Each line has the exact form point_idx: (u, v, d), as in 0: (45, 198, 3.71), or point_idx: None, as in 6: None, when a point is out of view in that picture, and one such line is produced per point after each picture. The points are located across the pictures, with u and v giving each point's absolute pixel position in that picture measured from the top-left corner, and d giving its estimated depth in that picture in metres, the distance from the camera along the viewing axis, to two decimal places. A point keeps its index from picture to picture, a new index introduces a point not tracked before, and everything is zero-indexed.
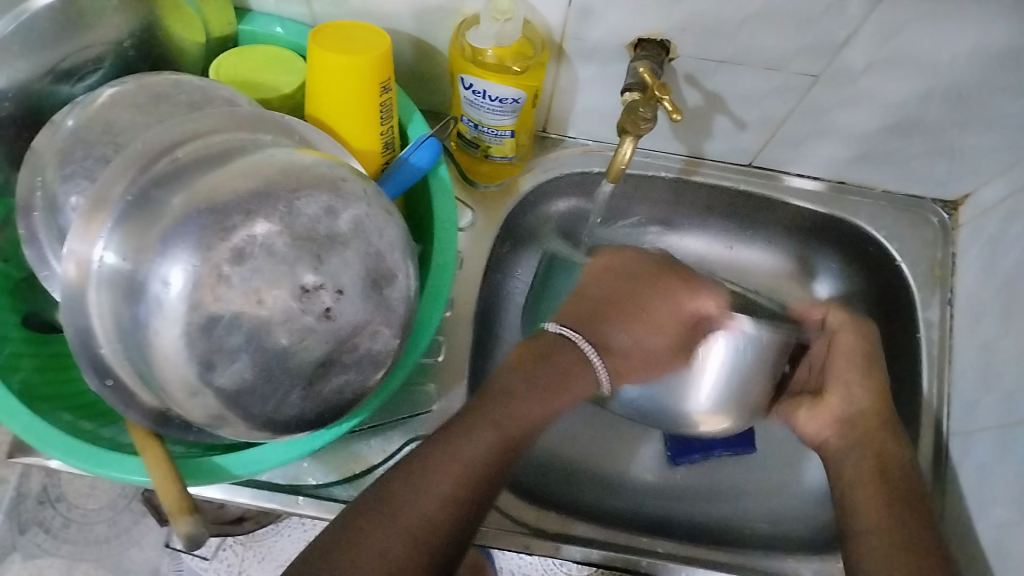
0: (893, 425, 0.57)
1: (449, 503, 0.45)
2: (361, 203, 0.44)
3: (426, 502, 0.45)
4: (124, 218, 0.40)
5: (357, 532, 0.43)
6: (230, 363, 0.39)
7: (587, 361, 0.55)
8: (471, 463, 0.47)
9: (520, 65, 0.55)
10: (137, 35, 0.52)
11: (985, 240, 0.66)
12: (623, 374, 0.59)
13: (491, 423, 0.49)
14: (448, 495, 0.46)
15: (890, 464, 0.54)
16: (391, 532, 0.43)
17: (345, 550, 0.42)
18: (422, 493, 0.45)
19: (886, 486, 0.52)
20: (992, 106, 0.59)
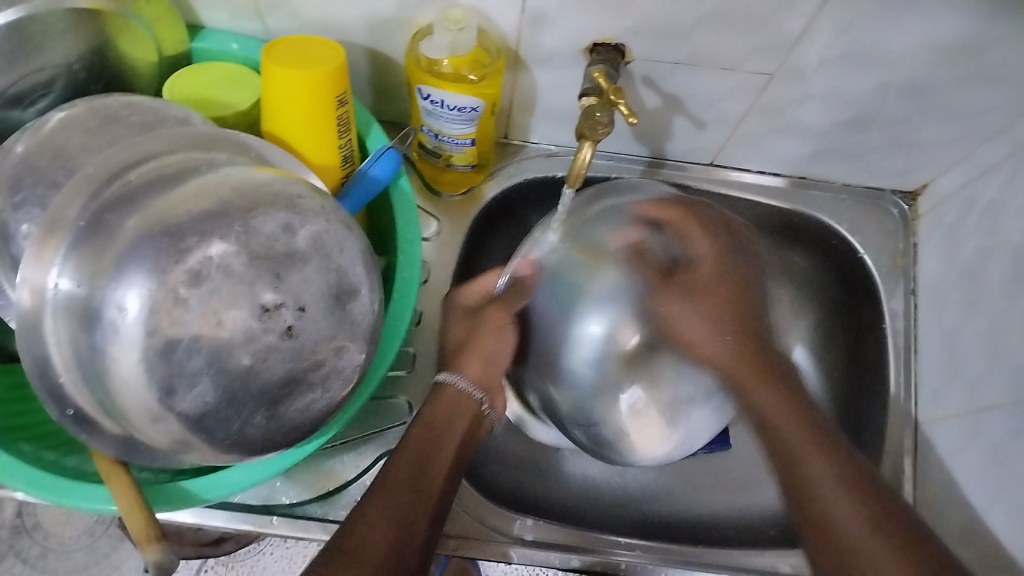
0: (769, 362, 0.54)
1: (394, 533, 0.45)
2: (320, 218, 0.43)
3: (373, 540, 0.44)
4: (77, 244, 0.40)
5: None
6: (190, 387, 0.39)
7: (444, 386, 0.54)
8: (398, 496, 0.47)
9: (476, 74, 0.55)
10: (87, 57, 0.51)
11: (944, 229, 0.67)
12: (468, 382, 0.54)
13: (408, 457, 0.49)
14: (400, 536, 0.45)
15: (773, 400, 0.52)
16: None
17: None
18: (367, 535, 0.44)
19: (798, 430, 0.49)
20: (944, 98, 0.60)
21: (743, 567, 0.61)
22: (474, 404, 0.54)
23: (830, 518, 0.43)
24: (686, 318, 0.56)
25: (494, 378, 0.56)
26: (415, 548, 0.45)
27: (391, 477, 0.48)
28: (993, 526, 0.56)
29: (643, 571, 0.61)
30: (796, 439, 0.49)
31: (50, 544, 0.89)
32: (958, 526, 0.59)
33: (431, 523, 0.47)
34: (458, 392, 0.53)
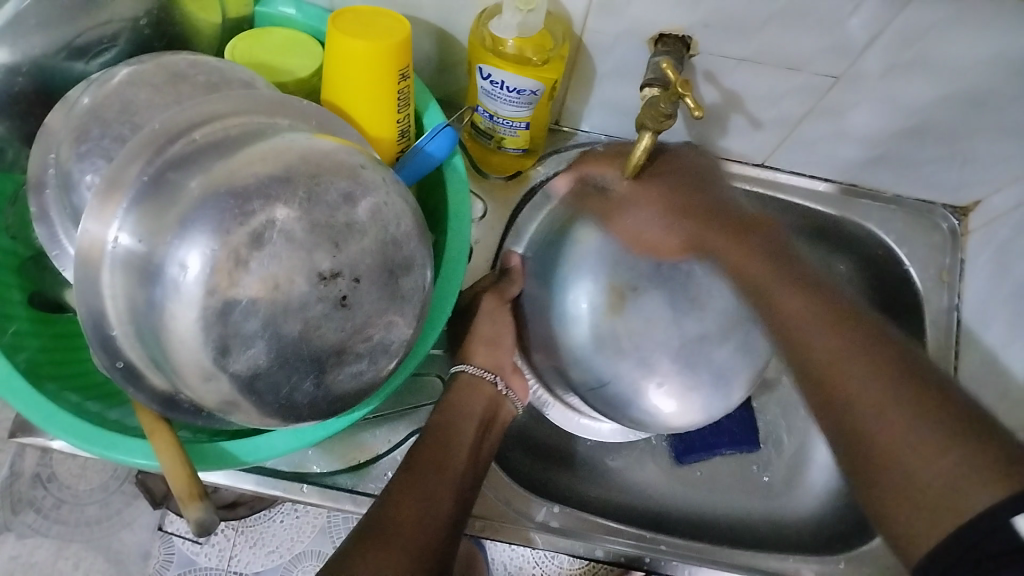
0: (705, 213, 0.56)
1: (426, 513, 0.47)
2: (381, 191, 0.43)
3: (405, 516, 0.46)
4: (140, 200, 0.40)
5: (357, 559, 0.43)
6: (245, 349, 0.39)
7: (478, 378, 0.57)
8: (430, 481, 0.49)
9: (540, 57, 0.54)
10: (155, 13, 0.51)
11: (995, 247, 0.67)
12: (486, 378, 0.58)
13: (439, 448, 0.52)
14: (427, 516, 0.47)
15: (777, 307, 0.50)
16: (386, 551, 0.43)
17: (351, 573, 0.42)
18: (400, 510, 0.46)
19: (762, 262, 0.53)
20: (1010, 115, 0.59)
21: (768, 572, 0.62)
22: (488, 385, 0.57)
23: (874, 412, 0.41)
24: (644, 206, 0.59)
25: (507, 357, 0.60)
26: (443, 528, 0.47)
27: (410, 465, 0.50)
28: None
29: (667, 567, 0.61)
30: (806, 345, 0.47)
31: (64, 495, 0.92)
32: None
33: (457, 502, 0.49)
34: (483, 386, 0.57)
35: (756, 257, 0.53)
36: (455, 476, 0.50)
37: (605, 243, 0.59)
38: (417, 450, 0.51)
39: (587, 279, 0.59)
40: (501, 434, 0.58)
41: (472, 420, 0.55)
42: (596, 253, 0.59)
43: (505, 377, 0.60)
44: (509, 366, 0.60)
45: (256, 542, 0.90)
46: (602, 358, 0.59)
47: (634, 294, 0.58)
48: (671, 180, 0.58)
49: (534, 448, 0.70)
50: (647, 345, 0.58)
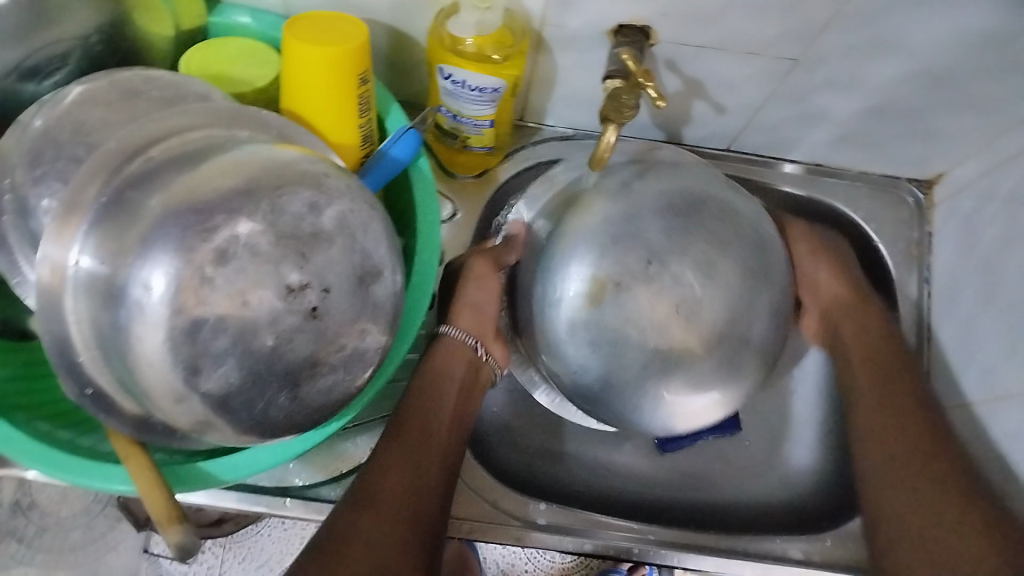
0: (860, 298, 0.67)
1: (415, 486, 0.50)
2: (345, 198, 0.43)
3: (394, 488, 0.49)
4: (99, 221, 0.39)
5: (349, 531, 0.46)
6: (216, 367, 0.38)
7: (462, 343, 0.58)
8: (418, 453, 0.52)
9: (500, 54, 0.54)
10: (104, 30, 0.50)
11: (960, 218, 0.68)
12: (470, 343, 0.59)
13: (425, 418, 0.54)
14: (417, 487, 0.50)
15: (877, 378, 0.62)
16: (377, 525, 0.47)
17: (341, 546, 0.45)
18: (390, 483, 0.49)
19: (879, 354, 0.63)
20: (969, 89, 0.60)
21: (757, 554, 0.62)
22: (469, 352, 0.59)
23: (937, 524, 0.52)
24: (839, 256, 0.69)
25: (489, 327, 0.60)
26: (432, 499, 0.50)
27: (399, 428, 0.53)
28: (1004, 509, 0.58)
29: (654, 557, 0.62)
30: (869, 403, 0.61)
31: (46, 523, 0.91)
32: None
33: (443, 466, 0.52)
34: (465, 351, 0.58)
35: (880, 334, 0.64)
36: (441, 446, 0.53)
37: (599, 232, 0.51)
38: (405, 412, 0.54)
39: (579, 265, 0.51)
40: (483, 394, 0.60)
41: (457, 384, 0.57)
42: (590, 239, 0.52)
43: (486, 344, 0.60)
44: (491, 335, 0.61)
45: (245, 557, 0.92)
46: (571, 346, 0.52)
47: (615, 287, 0.50)
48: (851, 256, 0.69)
49: (520, 447, 0.70)
50: (621, 341, 0.51)
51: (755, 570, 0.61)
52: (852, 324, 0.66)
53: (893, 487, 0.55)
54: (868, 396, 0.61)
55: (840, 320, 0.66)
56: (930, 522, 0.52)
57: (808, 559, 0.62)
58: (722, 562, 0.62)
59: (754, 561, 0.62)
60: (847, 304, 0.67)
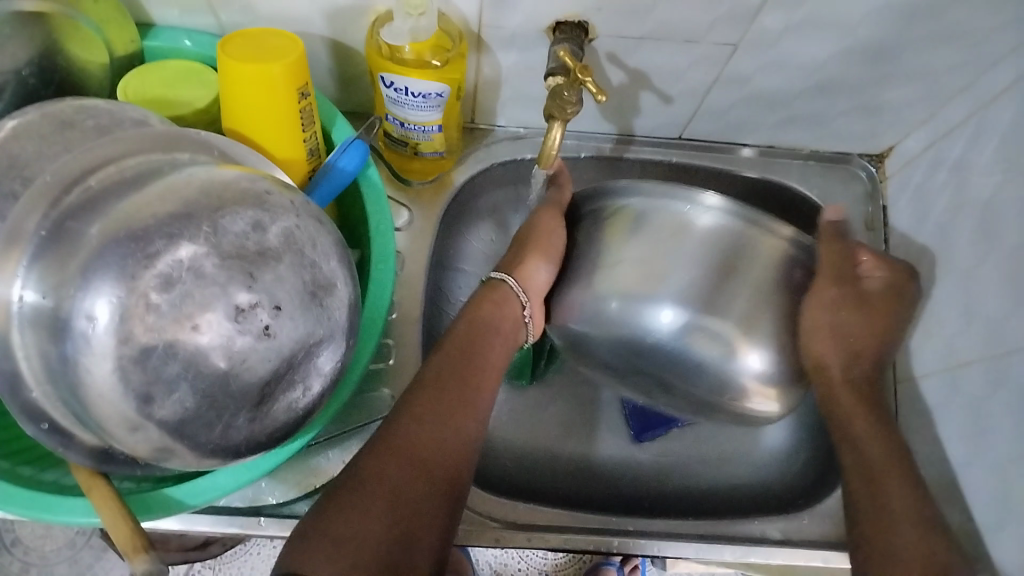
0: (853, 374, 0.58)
1: (448, 436, 0.49)
2: (290, 214, 0.42)
3: (426, 435, 0.48)
4: (41, 255, 0.39)
5: (375, 476, 0.45)
6: (169, 394, 0.38)
7: (513, 295, 0.59)
8: (451, 406, 0.50)
9: (439, 59, 0.54)
10: (36, 62, 0.50)
11: (912, 190, 0.69)
12: (518, 298, 0.59)
13: (459, 371, 0.53)
14: (450, 438, 0.49)
15: (874, 427, 0.57)
16: (404, 471, 0.46)
17: (361, 491, 0.44)
18: (423, 429, 0.48)
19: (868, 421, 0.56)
20: (906, 61, 0.61)
21: (735, 537, 0.62)
22: (518, 305, 0.59)
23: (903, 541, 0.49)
24: (859, 330, 0.59)
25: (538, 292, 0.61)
26: (464, 453, 0.49)
27: (437, 376, 0.52)
28: (972, 474, 0.58)
29: (636, 548, 0.62)
30: (860, 438, 0.56)
31: (30, 558, 0.93)
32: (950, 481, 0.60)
33: (476, 423, 0.51)
34: (517, 303, 0.59)
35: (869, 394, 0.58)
36: (476, 400, 0.52)
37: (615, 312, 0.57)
38: (442, 361, 0.53)
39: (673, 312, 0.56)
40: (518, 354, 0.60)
41: (497, 336, 0.57)
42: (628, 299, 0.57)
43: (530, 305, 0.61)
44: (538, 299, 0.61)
45: None
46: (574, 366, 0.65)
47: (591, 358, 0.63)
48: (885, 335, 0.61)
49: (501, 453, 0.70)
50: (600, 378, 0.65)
51: (735, 554, 0.62)
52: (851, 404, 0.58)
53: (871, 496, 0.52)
54: (847, 407, 0.58)
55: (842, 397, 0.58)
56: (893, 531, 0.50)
57: (787, 538, 0.63)
58: (702, 548, 0.62)
59: (733, 545, 0.62)
60: (852, 391, 0.58)
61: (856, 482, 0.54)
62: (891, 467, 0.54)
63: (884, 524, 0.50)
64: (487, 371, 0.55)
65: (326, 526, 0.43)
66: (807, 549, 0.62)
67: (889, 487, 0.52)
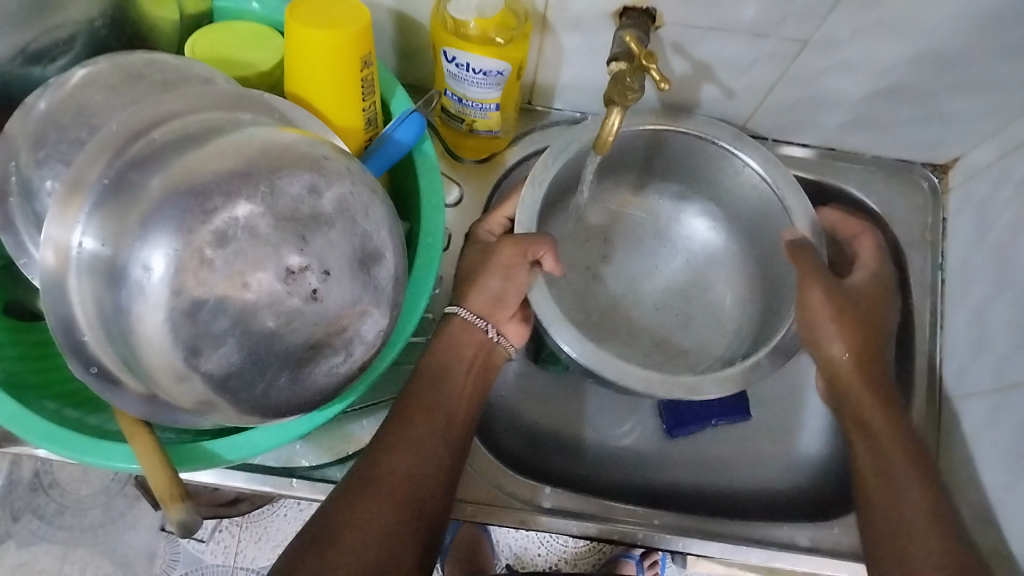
0: (851, 358, 0.60)
1: (420, 465, 0.52)
2: (345, 180, 0.43)
3: (398, 464, 0.51)
4: (102, 202, 0.39)
5: (354, 507, 0.49)
6: (216, 347, 0.39)
7: (476, 326, 0.58)
8: (425, 435, 0.53)
9: (504, 37, 0.53)
10: (110, 14, 0.51)
11: (973, 204, 0.67)
12: (471, 329, 0.58)
13: (433, 400, 0.55)
14: (423, 465, 0.52)
15: (889, 423, 0.58)
16: (379, 503, 0.49)
17: (339, 520, 0.48)
18: (395, 459, 0.52)
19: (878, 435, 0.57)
20: (981, 70, 0.59)
21: (762, 541, 0.62)
22: (477, 332, 0.58)
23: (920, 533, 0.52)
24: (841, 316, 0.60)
25: (506, 310, 0.59)
26: (436, 478, 0.52)
27: (409, 406, 0.54)
28: (1015, 500, 0.57)
29: (659, 542, 0.62)
30: (870, 414, 0.58)
31: (65, 501, 0.97)
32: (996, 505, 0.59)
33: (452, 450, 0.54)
34: (476, 331, 0.58)
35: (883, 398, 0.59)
36: (448, 425, 0.55)
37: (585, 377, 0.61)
38: (421, 390, 0.55)
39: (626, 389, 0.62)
40: (491, 376, 0.60)
41: (462, 365, 0.58)
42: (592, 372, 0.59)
43: (498, 324, 0.60)
44: (507, 315, 0.60)
45: (261, 537, 0.97)
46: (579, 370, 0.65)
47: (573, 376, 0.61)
48: (881, 319, 0.62)
49: (532, 436, 0.70)
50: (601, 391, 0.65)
51: (761, 558, 0.61)
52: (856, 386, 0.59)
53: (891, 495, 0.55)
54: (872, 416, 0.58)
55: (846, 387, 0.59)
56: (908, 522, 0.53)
57: (816, 546, 0.62)
58: (728, 548, 0.61)
59: (761, 549, 0.61)
60: (874, 391, 0.59)
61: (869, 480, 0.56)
62: (908, 468, 0.56)
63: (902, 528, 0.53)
64: (461, 399, 0.56)
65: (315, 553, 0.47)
66: (836, 560, 0.61)
67: (904, 487, 0.55)
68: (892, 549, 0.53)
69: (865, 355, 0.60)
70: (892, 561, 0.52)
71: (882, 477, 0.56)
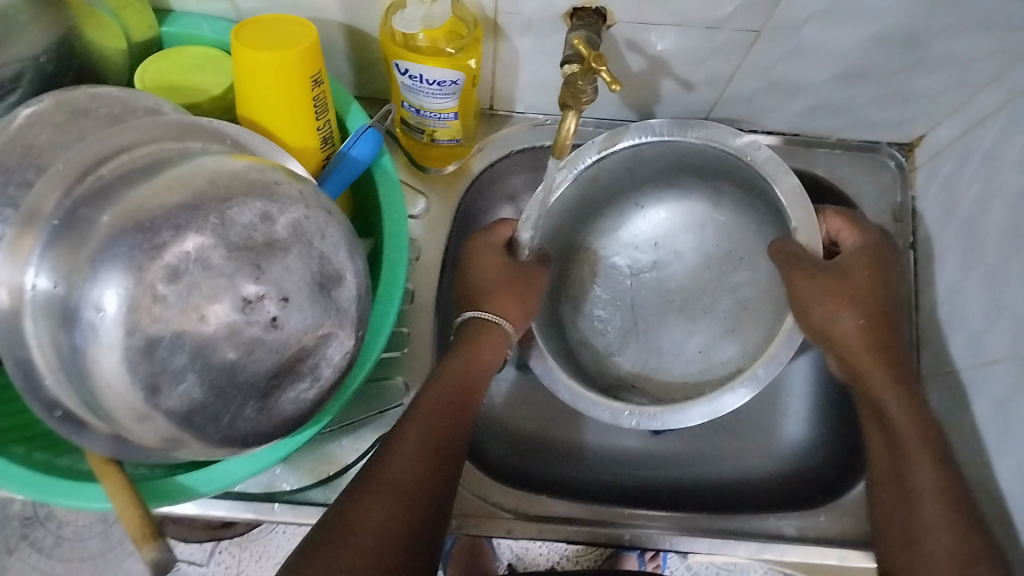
0: (874, 352, 0.58)
1: (427, 465, 0.48)
2: (299, 204, 0.42)
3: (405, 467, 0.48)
4: (52, 243, 0.39)
5: (356, 510, 0.45)
6: (176, 384, 0.38)
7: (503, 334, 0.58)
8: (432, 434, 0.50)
9: (454, 46, 0.53)
10: (54, 48, 0.50)
11: (941, 181, 0.67)
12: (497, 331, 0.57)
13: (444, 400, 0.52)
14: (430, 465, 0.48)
15: (907, 405, 0.56)
16: (384, 504, 0.45)
17: (343, 524, 0.44)
18: (401, 459, 0.48)
19: (903, 418, 0.56)
20: (938, 48, 0.59)
21: (749, 533, 0.61)
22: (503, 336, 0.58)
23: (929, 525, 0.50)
24: (841, 309, 0.58)
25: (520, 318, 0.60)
26: (443, 479, 0.49)
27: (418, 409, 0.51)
28: (1002, 473, 0.57)
29: (650, 542, 0.61)
30: (883, 394, 0.57)
31: (64, 532, 0.96)
32: (984, 478, 0.59)
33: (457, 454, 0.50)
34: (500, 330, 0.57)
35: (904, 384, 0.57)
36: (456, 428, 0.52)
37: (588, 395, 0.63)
38: (423, 405, 0.51)
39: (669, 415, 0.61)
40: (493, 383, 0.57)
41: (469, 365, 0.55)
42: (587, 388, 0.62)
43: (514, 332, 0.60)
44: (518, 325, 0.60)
45: (262, 555, 0.97)
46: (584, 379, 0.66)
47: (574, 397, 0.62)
48: (885, 291, 0.60)
49: (519, 445, 0.70)
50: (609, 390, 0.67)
51: (749, 550, 0.61)
52: (867, 360, 0.58)
53: (903, 486, 0.53)
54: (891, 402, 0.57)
55: (855, 361, 0.58)
56: (914, 516, 0.51)
57: (803, 535, 0.62)
58: (716, 543, 0.61)
59: (747, 541, 0.61)
60: (889, 371, 0.58)
61: (883, 461, 0.56)
62: (920, 454, 0.54)
63: (911, 518, 0.51)
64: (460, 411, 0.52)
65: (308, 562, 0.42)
66: (823, 546, 0.61)
67: (914, 475, 0.53)
68: (900, 526, 0.52)
69: (881, 342, 0.58)
70: (899, 538, 0.51)
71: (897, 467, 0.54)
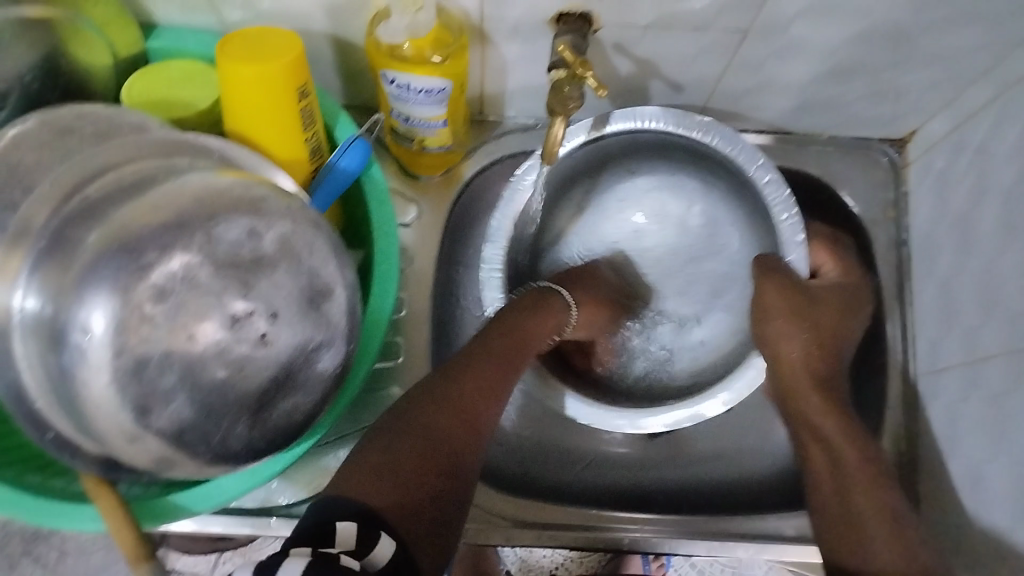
0: (818, 376, 0.59)
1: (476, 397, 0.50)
2: (286, 219, 0.42)
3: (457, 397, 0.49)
4: (39, 264, 0.39)
5: (411, 422, 0.47)
6: (165, 405, 0.38)
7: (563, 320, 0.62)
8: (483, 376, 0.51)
9: (441, 54, 0.52)
10: (38, 66, 0.49)
11: (933, 176, 0.67)
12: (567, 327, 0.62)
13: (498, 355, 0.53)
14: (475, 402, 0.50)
15: (844, 427, 0.57)
16: (439, 416, 0.47)
17: (404, 420, 0.47)
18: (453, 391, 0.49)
19: (844, 439, 0.56)
20: (923, 45, 0.58)
21: (751, 535, 0.61)
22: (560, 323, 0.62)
23: (875, 539, 0.50)
24: (803, 334, 0.60)
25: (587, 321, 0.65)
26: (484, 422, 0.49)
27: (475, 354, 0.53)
28: (999, 469, 0.57)
29: (647, 545, 0.61)
30: (822, 416, 0.58)
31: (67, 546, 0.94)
32: (981, 476, 0.59)
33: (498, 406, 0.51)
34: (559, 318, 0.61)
35: (842, 410, 0.58)
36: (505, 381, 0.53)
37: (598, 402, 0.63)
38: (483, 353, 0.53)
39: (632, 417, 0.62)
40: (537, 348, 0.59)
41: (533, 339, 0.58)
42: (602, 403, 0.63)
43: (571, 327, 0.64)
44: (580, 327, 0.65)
45: None
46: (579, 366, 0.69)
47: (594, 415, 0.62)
48: (836, 323, 0.62)
49: (520, 455, 0.69)
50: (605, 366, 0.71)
51: (749, 551, 0.61)
52: (806, 382, 0.59)
53: (845, 499, 0.53)
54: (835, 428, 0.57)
55: (793, 382, 0.59)
56: (862, 534, 0.51)
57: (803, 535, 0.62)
58: (715, 546, 0.61)
59: (747, 542, 0.61)
60: (822, 393, 0.58)
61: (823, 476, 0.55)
62: (859, 472, 0.54)
63: (855, 524, 0.52)
64: (495, 380, 0.52)
65: (349, 483, 0.42)
66: None
67: (856, 488, 0.53)
68: (847, 536, 0.51)
69: (824, 371, 0.60)
70: (848, 550, 0.51)
71: (837, 477, 0.54)
